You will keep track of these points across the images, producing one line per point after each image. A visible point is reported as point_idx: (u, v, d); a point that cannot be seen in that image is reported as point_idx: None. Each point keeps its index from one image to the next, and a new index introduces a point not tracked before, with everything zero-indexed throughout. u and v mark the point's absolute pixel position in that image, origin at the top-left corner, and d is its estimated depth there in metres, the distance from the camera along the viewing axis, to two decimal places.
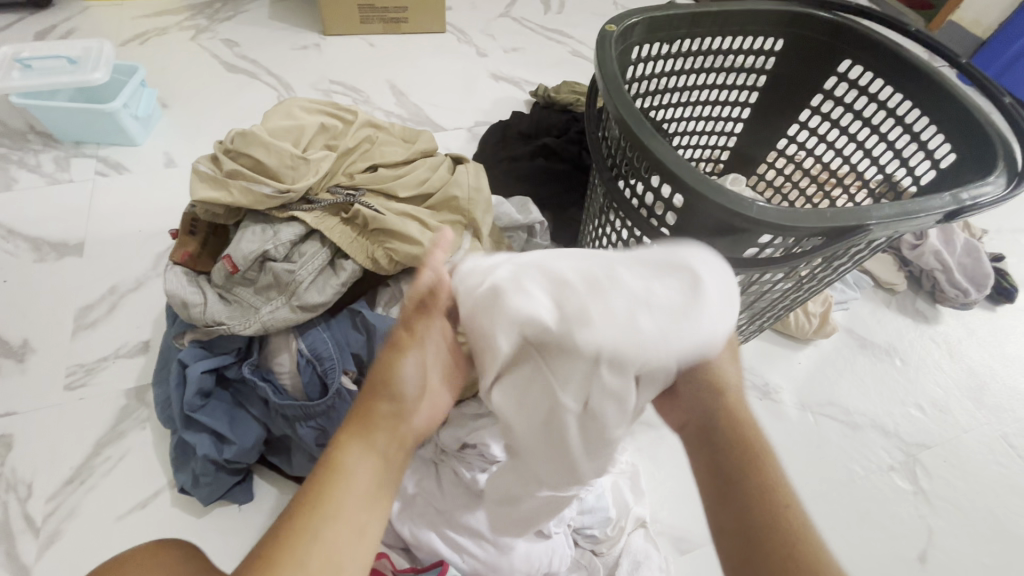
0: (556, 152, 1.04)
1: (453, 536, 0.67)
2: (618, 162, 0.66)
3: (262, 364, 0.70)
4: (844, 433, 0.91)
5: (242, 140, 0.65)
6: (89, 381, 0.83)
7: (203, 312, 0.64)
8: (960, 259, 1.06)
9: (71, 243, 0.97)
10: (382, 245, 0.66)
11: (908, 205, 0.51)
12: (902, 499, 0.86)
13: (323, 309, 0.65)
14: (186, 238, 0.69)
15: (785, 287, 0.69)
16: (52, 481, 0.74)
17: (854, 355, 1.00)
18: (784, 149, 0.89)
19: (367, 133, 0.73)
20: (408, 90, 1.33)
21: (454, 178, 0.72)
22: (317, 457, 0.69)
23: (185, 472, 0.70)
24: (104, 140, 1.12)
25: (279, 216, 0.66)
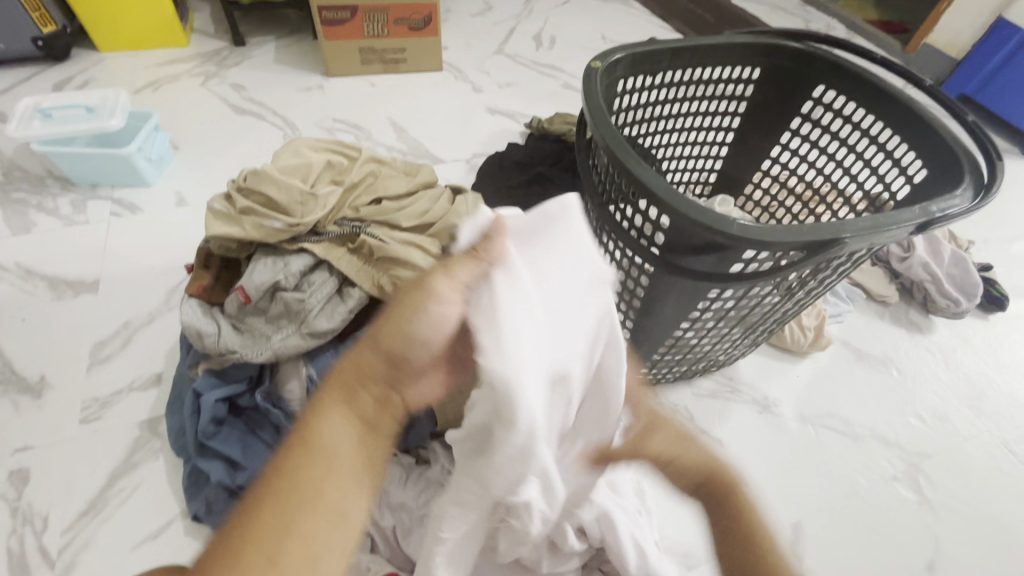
0: (550, 180, 1.09)
1: None
2: (608, 189, 0.70)
3: (273, 392, 0.72)
4: (846, 444, 0.92)
5: (254, 178, 0.69)
6: (104, 414, 0.85)
7: (217, 341, 0.67)
8: (948, 270, 1.09)
9: (86, 280, 1.01)
10: (387, 272, 0.69)
11: (881, 219, 0.54)
12: (906, 509, 0.86)
13: (331, 335, 0.68)
14: (201, 272, 0.72)
15: (773, 302, 0.72)
16: (67, 512, 0.76)
17: (851, 367, 1.02)
18: (768, 169, 0.93)
19: (371, 168, 0.77)
20: (408, 126, 1.39)
21: (454, 207, 0.76)
22: None
23: (198, 500, 0.71)
24: (118, 182, 1.17)
25: (289, 248, 0.69)
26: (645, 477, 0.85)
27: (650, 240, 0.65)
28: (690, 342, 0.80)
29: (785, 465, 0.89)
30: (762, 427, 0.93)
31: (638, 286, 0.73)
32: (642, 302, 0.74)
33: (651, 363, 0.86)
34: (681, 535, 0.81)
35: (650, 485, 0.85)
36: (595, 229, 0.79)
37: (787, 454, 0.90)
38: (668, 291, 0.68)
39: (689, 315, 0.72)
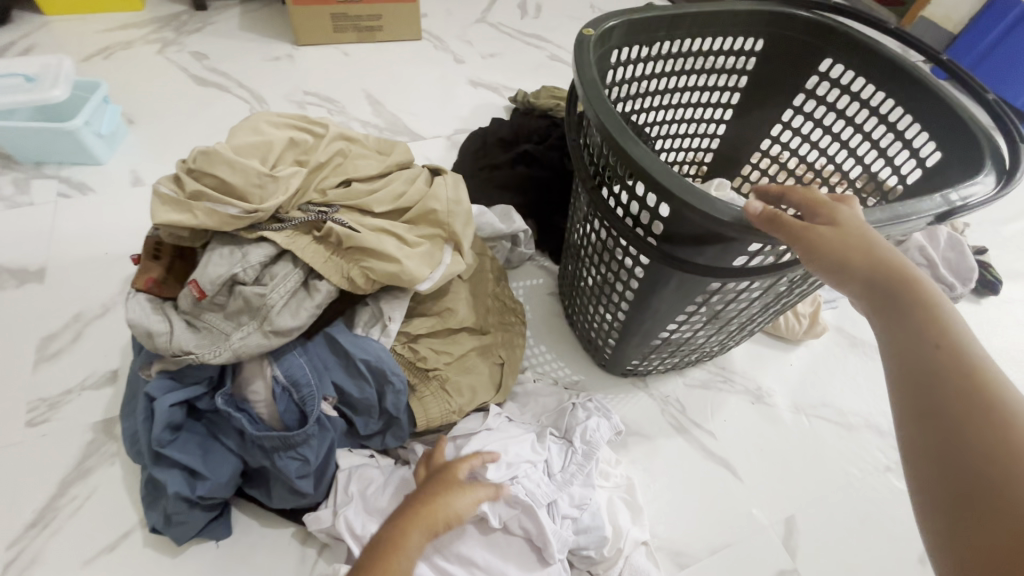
0: (537, 158, 1.02)
1: (441, 564, 0.63)
2: (601, 172, 0.64)
3: (236, 393, 0.66)
4: (839, 434, 0.90)
5: (204, 158, 0.60)
6: (53, 415, 0.78)
7: (168, 341, 0.60)
8: (944, 253, 1.06)
9: (31, 268, 0.93)
10: (358, 263, 0.63)
11: (899, 209, 0.49)
12: (900, 499, 0.84)
13: (298, 332, 0.62)
14: (149, 264, 0.65)
15: (772, 293, 0.68)
16: (14, 525, 0.70)
17: (846, 355, 0.99)
18: (769, 149, 0.88)
19: (339, 146, 0.70)
20: (384, 99, 1.31)
21: (431, 190, 0.69)
22: (297, 489, 0.65)
23: (156, 510, 0.65)
24: (66, 160, 1.07)
25: (247, 237, 0.62)
26: (635, 472, 0.82)
27: (647, 229, 0.60)
28: (686, 334, 0.76)
29: (778, 456, 0.87)
30: (754, 417, 0.90)
31: (632, 276, 0.68)
32: (637, 294, 0.69)
33: (642, 356, 0.83)
34: (672, 532, 0.78)
35: (640, 480, 0.82)
36: (586, 215, 0.74)
37: (780, 445, 0.88)
38: (664, 283, 0.64)
39: (686, 308, 0.68)
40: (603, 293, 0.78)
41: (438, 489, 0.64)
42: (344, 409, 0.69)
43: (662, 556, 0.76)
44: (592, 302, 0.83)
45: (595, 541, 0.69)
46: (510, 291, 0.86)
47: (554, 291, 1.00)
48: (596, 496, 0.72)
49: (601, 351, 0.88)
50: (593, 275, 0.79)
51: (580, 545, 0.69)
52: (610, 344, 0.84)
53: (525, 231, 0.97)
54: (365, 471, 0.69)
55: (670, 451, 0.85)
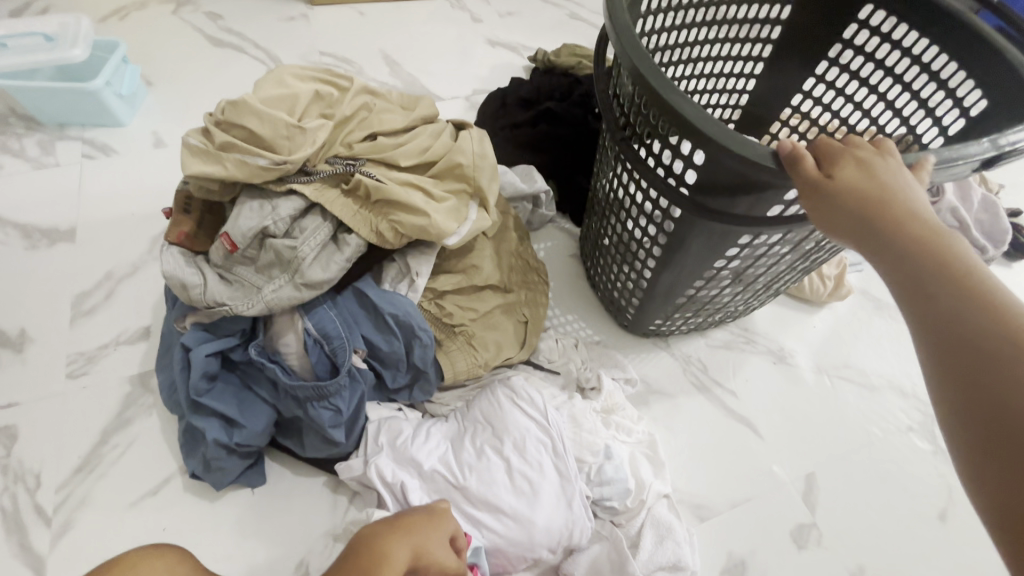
0: (559, 117, 1.00)
1: (471, 512, 0.66)
2: (631, 121, 0.62)
3: (268, 345, 0.67)
4: (862, 395, 0.90)
5: (233, 109, 0.60)
6: (91, 369, 0.81)
7: (202, 293, 0.61)
8: (977, 215, 1.03)
9: (61, 229, 0.94)
10: (387, 217, 0.63)
11: (945, 153, 0.48)
12: (921, 459, 0.85)
13: (328, 285, 0.63)
14: (181, 217, 0.65)
15: (800, 250, 0.68)
16: (60, 470, 0.73)
17: (871, 317, 0.98)
18: (799, 105, 0.85)
19: (364, 100, 0.69)
20: (402, 60, 1.28)
21: (458, 144, 0.69)
22: (329, 438, 0.67)
23: (196, 457, 0.68)
24: (88, 122, 1.07)
25: (276, 190, 0.62)
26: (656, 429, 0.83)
27: (679, 179, 0.59)
28: (713, 291, 0.76)
29: (799, 414, 0.87)
30: (776, 378, 0.90)
31: (660, 231, 0.68)
32: (664, 249, 0.69)
33: (665, 316, 0.83)
34: (692, 486, 0.79)
35: (661, 437, 0.83)
36: (613, 167, 0.72)
37: (801, 405, 0.88)
38: (694, 235, 0.63)
39: (715, 263, 0.68)
40: (629, 250, 0.77)
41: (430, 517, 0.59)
42: (372, 362, 0.70)
43: (683, 509, 0.77)
44: (616, 262, 0.82)
45: (619, 493, 0.71)
46: (534, 251, 0.86)
47: (574, 252, 1.00)
48: (619, 450, 0.74)
49: (623, 312, 0.88)
50: (617, 233, 0.79)
51: (602, 496, 0.71)
52: (634, 302, 0.84)
53: (547, 192, 0.96)
54: (393, 424, 0.71)
55: (691, 409, 0.86)
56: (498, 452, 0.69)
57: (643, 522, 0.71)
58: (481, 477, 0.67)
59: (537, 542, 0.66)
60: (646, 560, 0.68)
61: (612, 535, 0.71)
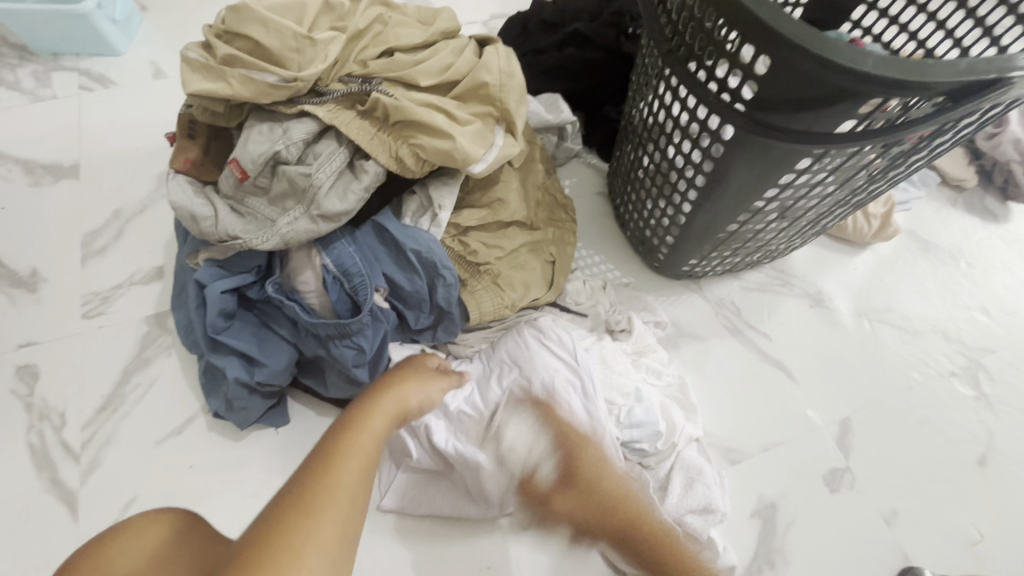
0: (588, 38, 0.90)
1: (499, 451, 0.64)
2: (682, 29, 0.55)
3: (285, 283, 0.64)
4: (903, 339, 0.86)
5: (235, 17, 0.54)
6: (107, 308, 0.79)
7: (213, 225, 0.57)
8: None
9: (65, 165, 0.90)
10: (407, 140, 0.58)
11: None
12: (962, 405, 0.81)
13: (346, 217, 0.59)
14: (185, 143, 0.60)
15: (858, 179, 0.62)
16: (84, 409, 0.73)
17: (916, 259, 0.92)
18: (861, 20, 0.76)
19: (378, 12, 0.62)
20: None
21: (482, 61, 0.62)
22: (353, 378, 0.65)
23: (218, 396, 0.67)
24: (83, 51, 1.01)
25: (287, 111, 0.57)
26: (686, 372, 0.80)
27: (734, 94, 0.52)
28: (756, 226, 0.70)
29: (835, 358, 0.83)
30: (811, 321, 0.86)
31: (705, 157, 0.62)
32: (708, 178, 0.63)
33: (702, 254, 0.78)
34: (722, 429, 0.77)
35: (691, 380, 0.80)
36: (654, 87, 0.66)
37: (838, 348, 0.84)
38: (745, 158, 0.57)
39: (764, 194, 0.62)
40: (666, 183, 0.72)
41: (389, 384, 0.62)
42: (394, 300, 0.67)
43: (713, 452, 0.76)
44: (649, 196, 0.77)
45: (649, 435, 0.69)
46: (560, 185, 0.81)
47: (601, 190, 0.94)
48: (649, 393, 0.71)
49: (653, 253, 0.84)
50: (654, 162, 0.72)
51: (631, 438, 0.69)
52: (667, 240, 0.79)
53: (573, 123, 0.89)
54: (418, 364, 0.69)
55: (723, 352, 0.82)
56: (526, 393, 0.67)
57: (674, 465, 0.69)
58: (507, 415, 0.66)
59: None
60: (674, 506, 0.66)
61: (642, 478, 0.69)
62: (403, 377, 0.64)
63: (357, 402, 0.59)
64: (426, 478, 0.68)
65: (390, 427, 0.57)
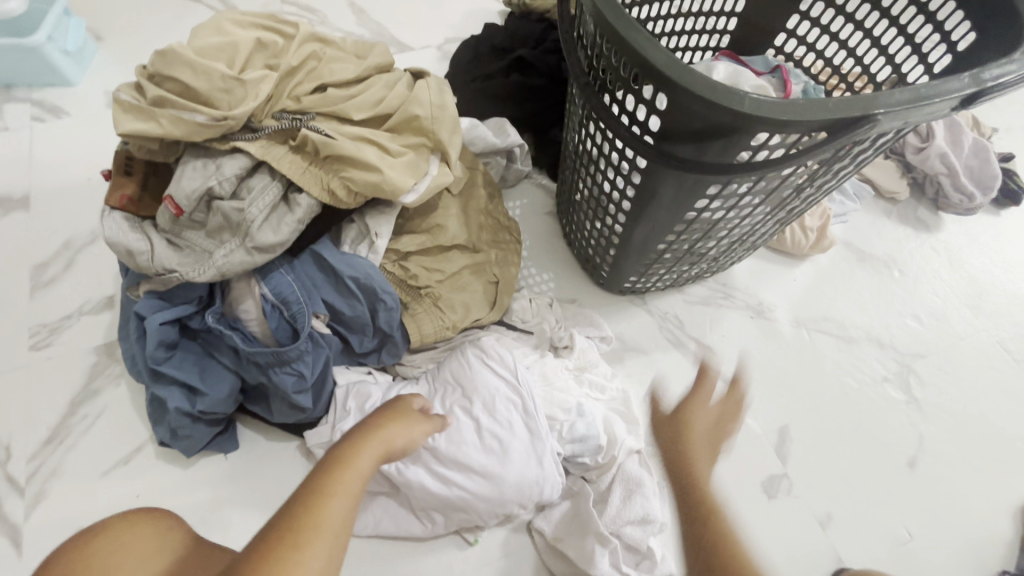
0: (531, 65, 0.94)
1: (442, 471, 0.66)
2: (596, 65, 0.58)
3: (227, 313, 0.66)
4: (839, 347, 0.89)
5: (163, 61, 0.56)
6: (55, 340, 0.79)
7: (150, 259, 0.59)
8: (967, 160, 1.00)
9: (15, 196, 0.90)
10: (338, 174, 0.60)
11: (921, 90, 0.45)
12: (894, 409, 0.85)
13: (281, 249, 0.60)
14: (121, 180, 0.62)
15: (774, 200, 0.65)
16: (30, 441, 0.73)
17: (853, 269, 0.96)
18: (783, 45, 0.82)
19: (311, 49, 0.64)
20: (369, 7, 1.20)
21: (413, 94, 0.64)
22: (296, 404, 0.67)
23: (163, 425, 0.68)
24: (36, 82, 1.01)
25: (220, 148, 0.59)
26: (631, 386, 0.83)
27: (643, 127, 0.56)
28: (686, 245, 0.74)
29: (775, 367, 0.87)
30: (753, 332, 0.89)
31: (629, 183, 0.65)
32: (633, 202, 0.67)
33: (641, 271, 0.81)
34: None
35: (636, 393, 0.83)
36: (582, 117, 0.69)
37: (778, 358, 0.88)
38: (662, 185, 0.61)
39: (685, 217, 0.66)
40: (600, 205, 0.75)
41: (383, 420, 0.58)
42: (336, 325, 0.69)
43: (656, 463, 0.78)
44: (588, 217, 0.80)
45: (590, 450, 0.71)
46: (505, 208, 0.83)
47: (551, 209, 0.97)
48: (592, 409, 0.73)
49: (597, 270, 0.87)
50: (589, 185, 0.76)
51: (574, 453, 0.71)
52: (608, 259, 0.82)
53: (520, 146, 0.92)
54: (363, 387, 0.71)
55: (666, 365, 0.85)
56: (467, 412, 0.69)
57: (614, 478, 0.71)
58: (451, 435, 0.67)
59: (507, 498, 0.66)
60: (612, 518, 0.69)
61: (583, 491, 0.72)
62: (392, 417, 0.59)
63: (342, 436, 0.55)
64: (372, 498, 0.69)
65: (380, 465, 0.53)
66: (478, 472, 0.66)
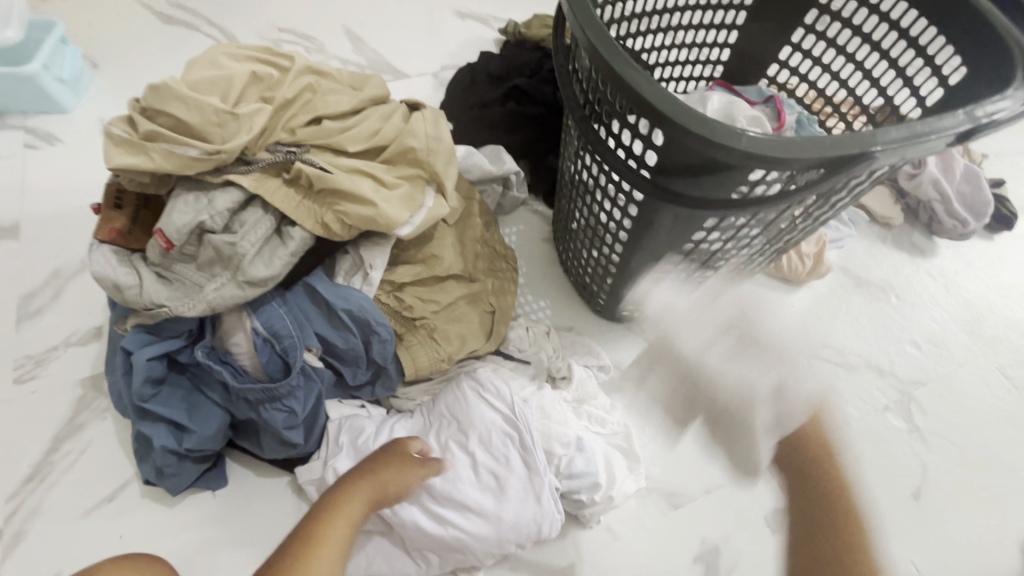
0: (528, 94, 0.95)
1: (437, 510, 0.64)
2: (591, 99, 0.58)
3: (217, 346, 0.64)
4: (839, 375, 0.88)
5: (155, 96, 0.55)
6: (40, 372, 0.77)
7: (139, 294, 0.58)
8: (959, 187, 1.00)
9: (5, 225, 0.89)
10: (332, 207, 0.59)
11: (917, 127, 0.45)
12: (896, 437, 0.84)
13: (274, 282, 0.59)
14: (112, 213, 0.61)
15: (771, 231, 0.65)
16: (10, 479, 0.70)
17: (850, 295, 0.96)
18: (776, 75, 0.84)
19: (307, 81, 0.64)
20: (366, 35, 1.21)
21: (409, 126, 0.64)
22: (287, 440, 0.65)
23: (148, 463, 0.65)
24: (29, 109, 1.01)
25: (213, 181, 0.58)
26: (630, 416, 0.82)
27: (639, 161, 0.56)
28: (684, 274, 0.73)
29: None
30: None
31: (626, 215, 0.65)
32: (631, 233, 0.66)
33: (638, 300, 0.80)
34: (666, 473, 0.78)
35: (634, 424, 0.81)
36: (577, 148, 0.69)
37: None
38: (659, 218, 0.61)
39: (683, 248, 0.65)
40: (596, 235, 0.75)
41: (376, 466, 0.63)
42: (329, 358, 0.68)
43: (657, 497, 0.76)
44: (584, 245, 0.80)
45: (588, 486, 0.69)
46: (501, 236, 0.83)
47: (547, 236, 0.96)
48: (590, 443, 0.72)
49: (595, 298, 0.86)
50: (585, 215, 0.76)
51: (571, 488, 0.69)
52: (605, 288, 0.82)
53: (516, 173, 0.92)
54: (355, 422, 0.69)
55: (665, 395, 0.84)
56: (463, 447, 0.68)
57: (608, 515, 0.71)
58: (446, 474, 0.66)
59: (504, 538, 0.64)
60: None
61: None
62: (386, 463, 0.63)
63: (343, 477, 0.64)
64: (364, 538, 0.67)
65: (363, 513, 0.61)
66: (475, 509, 0.64)
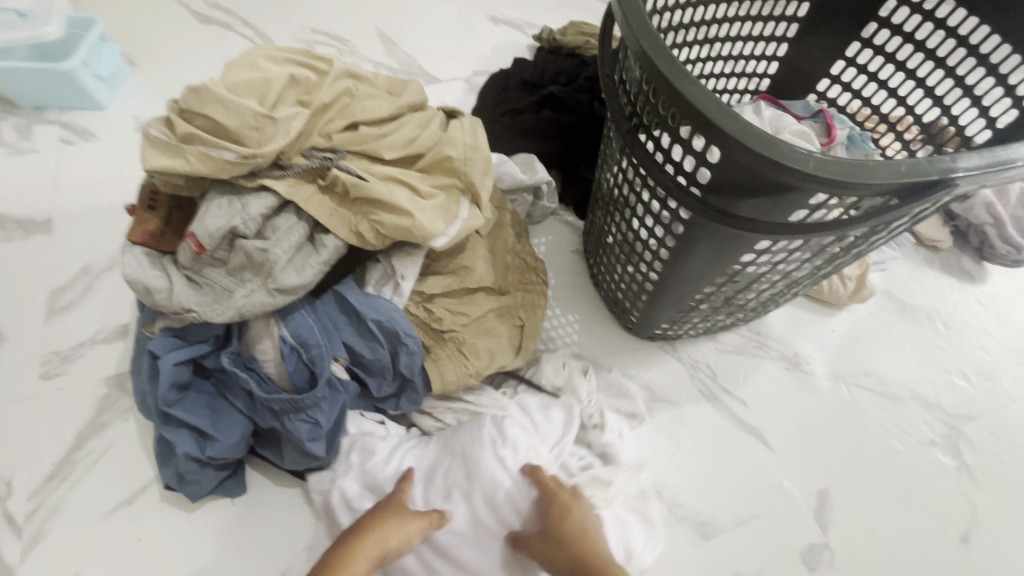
0: (563, 101, 0.93)
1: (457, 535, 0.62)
2: (639, 110, 0.56)
3: (244, 352, 0.63)
4: (881, 405, 0.84)
5: (195, 97, 0.54)
6: (66, 369, 0.77)
7: (168, 298, 0.57)
8: (1015, 211, 0.94)
9: (38, 219, 0.90)
10: (367, 216, 0.58)
11: (1002, 154, 0.42)
12: (943, 475, 0.79)
13: (304, 291, 0.58)
14: (144, 214, 0.60)
15: (822, 255, 0.61)
16: (33, 476, 0.70)
17: (894, 321, 0.91)
18: (826, 90, 0.81)
19: (345, 85, 0.62)
20: (398, 38, 1.20)
21: (447, 134, 0.62)
22: (309, 451, 0.63)
23: (169, 468, 0.64)
24: (67, 105, 1.02)
25: (247, 185, 0.57)
26: (659, 440, 0.78)
27: (690, 178, 0.53)
28: (725, 296, 0.70)
29: (813, 424, 0.82)
30: (790, 386, 0.84)
31: (668, 233, 0.62)
32: (672, 252, 0.63)
33: (673, 320, 0.77)
34: (697, 502, 0.75)
35: (664, 447, 0.78)
36: (618, 161, 0.66)
37: (818, 416, 0.82)
38: (705, 238, 0.58)
39: (727, 270, 0.62)
40: (634, 251, 0.72)
41: (375, 519, 0.60)
42: (355, 368, 0.66)
43: (687, 526, 0.73)
44: (619, 261, 0.77)
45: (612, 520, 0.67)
46: (532, 248, 0.80)
47: (577, 248, 0.94)
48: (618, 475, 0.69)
49: (626, 315, 0.83)
50: (622, 230, 0.73)
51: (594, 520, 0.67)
52: (637, 305, 0.79)
53: (547, 184, 0.90)
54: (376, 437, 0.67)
55: (697, 419, 0.81)
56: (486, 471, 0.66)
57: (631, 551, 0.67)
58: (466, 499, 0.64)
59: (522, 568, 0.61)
60: None
61: None
62: (386, 516, 0.60)
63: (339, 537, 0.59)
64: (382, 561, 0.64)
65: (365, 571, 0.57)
66: (493, 532, 0.64)
